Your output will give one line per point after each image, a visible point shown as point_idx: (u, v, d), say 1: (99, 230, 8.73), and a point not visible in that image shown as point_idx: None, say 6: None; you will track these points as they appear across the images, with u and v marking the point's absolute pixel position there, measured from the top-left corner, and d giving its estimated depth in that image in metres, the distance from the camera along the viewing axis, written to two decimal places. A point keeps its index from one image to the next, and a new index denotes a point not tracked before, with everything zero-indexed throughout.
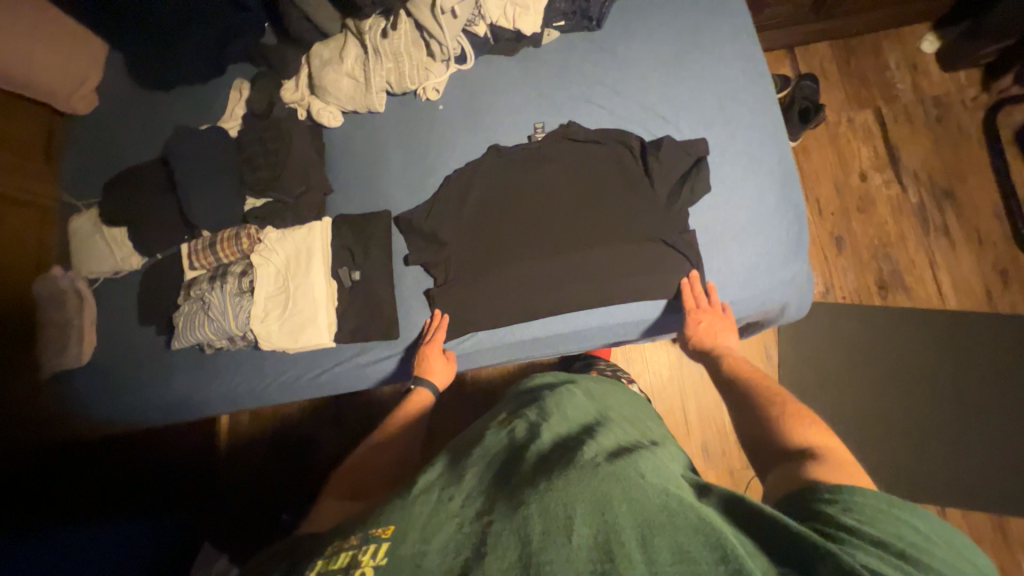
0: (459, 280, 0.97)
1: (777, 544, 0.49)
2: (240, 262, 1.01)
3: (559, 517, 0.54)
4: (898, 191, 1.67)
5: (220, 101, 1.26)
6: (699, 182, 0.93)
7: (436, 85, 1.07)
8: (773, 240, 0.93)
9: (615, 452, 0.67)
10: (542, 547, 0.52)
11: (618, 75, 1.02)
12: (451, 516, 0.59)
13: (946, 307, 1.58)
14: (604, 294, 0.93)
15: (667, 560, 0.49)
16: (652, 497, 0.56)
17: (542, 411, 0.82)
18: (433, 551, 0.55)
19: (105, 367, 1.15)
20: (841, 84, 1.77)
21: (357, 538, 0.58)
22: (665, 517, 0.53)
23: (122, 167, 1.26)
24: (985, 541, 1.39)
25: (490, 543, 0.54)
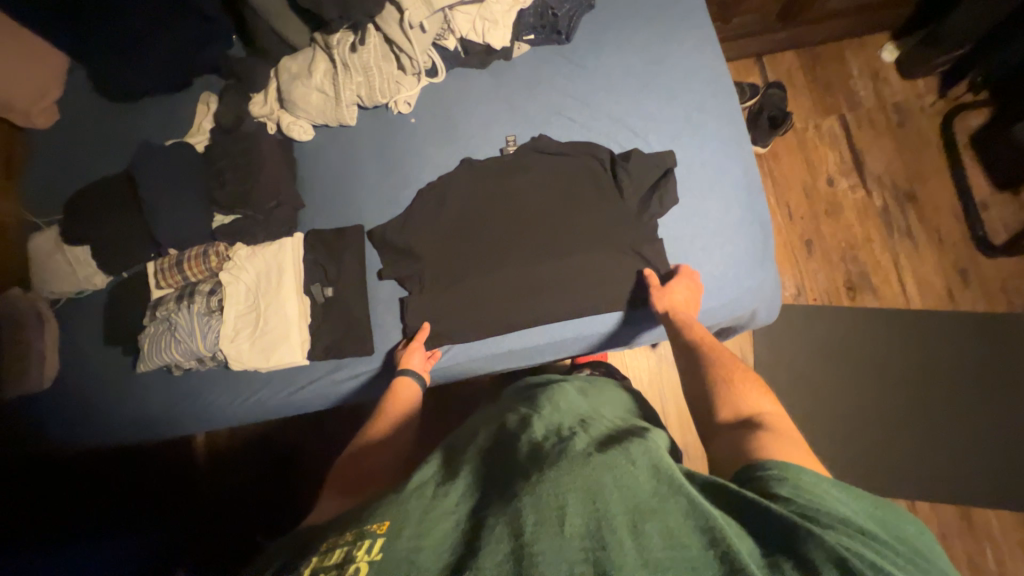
0: (434, 290, 0.97)
1: (766, 532, 0.53)
2: (208, 281, 0.99)
3: (553, 506, 0.55)
4: (863, 195, 1.74)
5: (186, 115, 1.23)
6: (667, 194, 0.98)
7: (407, 98, 1.07)
8: (740, 246, 0.97)
9: (605, 439, 0.68)
10: (537, 535, 0.53)
11: (586, 88, 1.05)
12: (444, 510, 0.60)
13: (911, 307, 1.64)
14: (579, 305, 0.96)
15: (657, 545, 0.52)
16: (644, 485, 0.58)
17: (531, 404, 0.83)
18: (427, 543, 0.56)
19: (68, 390, 1.10)
20: (807, 92, 1.84)
21: (352, 533, 0.58)
22: (656, 504, 0.56)
23: (84, 183, 1.22)
24: (953, 532, 1.44)
25: (486, 536, 0.55)
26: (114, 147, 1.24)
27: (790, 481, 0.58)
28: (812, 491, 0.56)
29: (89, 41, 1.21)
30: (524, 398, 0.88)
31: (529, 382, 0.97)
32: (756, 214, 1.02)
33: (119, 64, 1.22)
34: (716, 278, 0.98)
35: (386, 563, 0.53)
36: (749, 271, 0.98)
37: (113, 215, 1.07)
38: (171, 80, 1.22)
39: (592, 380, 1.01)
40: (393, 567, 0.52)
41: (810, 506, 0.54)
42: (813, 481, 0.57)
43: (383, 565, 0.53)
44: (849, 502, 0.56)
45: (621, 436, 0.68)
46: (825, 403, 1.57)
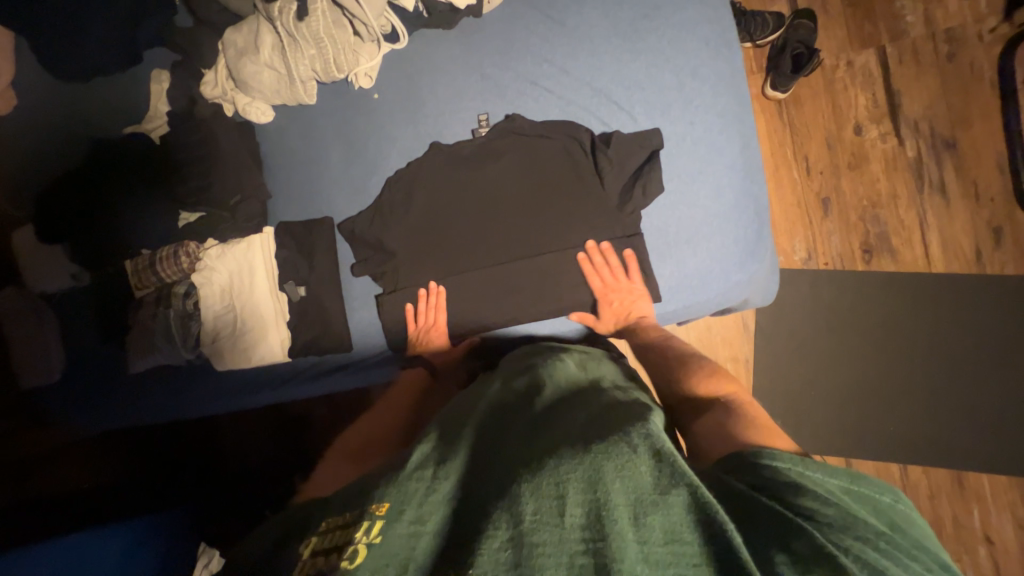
0: (433, 281, 0.98)
1: (769, 529, 0.50)
2: (182, 282, 0.98)
3: (552, 495, 0.50)
4: (894, 145, 1.54)
5: (129, 91, 1.11)
6: (651, 181, 0.96)
7: (368, 71, 0.98)
8: (727, 239, 0.99)
9: (608, 420, 0.62)
10: (536, 525, 0.48)
11: (569, 49, 1.00)
12: (441, 492, 0.54)
13: (931, 269, 1.53)
14: (558, 304, 0.99)
15: (658, 538, 0.48)
16: (646, 474, 0.52)
17: (530, 380, 0.78)
18: (429, 531, 0.51)
19: (74, 387, 1.09)
20: (842, 19, 1.57)
21: (346, 514, 0.53)
22: (659, 497, 0.50)
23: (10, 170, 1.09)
24: (942, 493, 1.46)
25: (483, 523, 0.50)
26: (46, 121, 1.11)
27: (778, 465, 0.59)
28: (809, 477, 0.58)
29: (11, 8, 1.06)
30: (523, 371, 0.82)
31: (534, 347, 0.91)
32: (752, 198, 1.01)
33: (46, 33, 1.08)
34: (702, 270, 1.00)
35: (384, 549, 0.49)
36: (738, 266, 1.00)
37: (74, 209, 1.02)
38: (116, 53, 1.11)
39: (595, 352, 0.94)
40: (394, 557, 0.49)
41: (795, 493, 0.55)
42: (808, 464, 0.59)
43: (383, 551, 0.49)
44: (840, 483, 0.59)
45: (624, 418, 0.61)
46: (824, 370, 1.54)
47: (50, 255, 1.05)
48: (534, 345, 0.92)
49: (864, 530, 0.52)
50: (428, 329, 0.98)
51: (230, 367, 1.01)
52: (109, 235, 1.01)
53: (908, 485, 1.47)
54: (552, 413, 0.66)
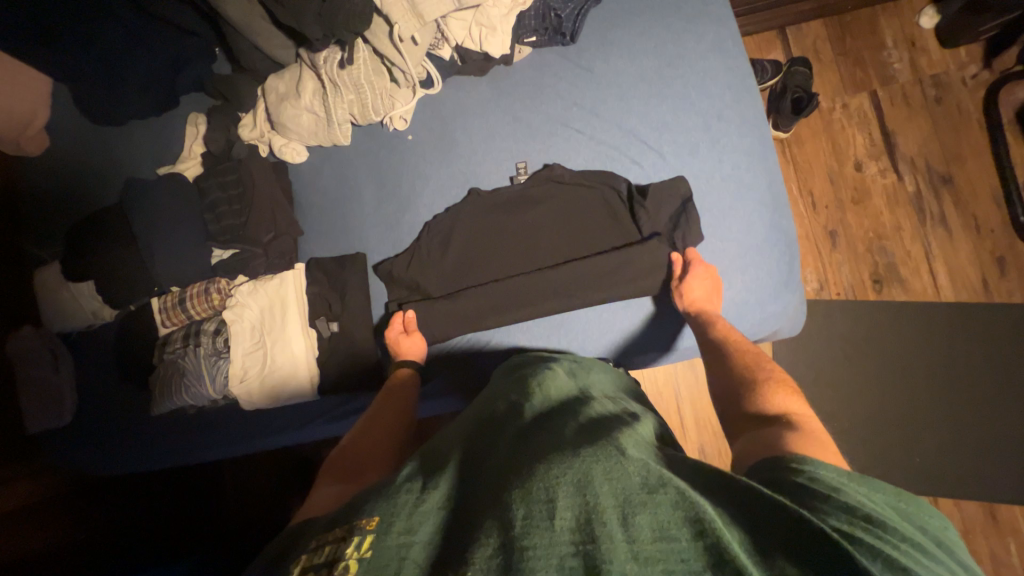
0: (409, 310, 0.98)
1: (772, 532, 0.45)
2: (212, 318, 0.99)
3: (541, 499, 0.47)
4: (893, 180, 1.61)
5: (163, 134, 1.14)
6: (690, 230, 0.99)
7: (402, 114, 1.04)
8: (759, 271, 1.02)
9: (596, 425, 0.58)
10: (525, 530, 0.44)
11: (595, 96, 1.07)
12: (434, 506, 0.51)
13: (941, 298, 1.56)
14: (597, 340, 1.02)
15: (647, 537, 0.43)
16: (633, 474, 0.48)
17: (519, 389, 0.73)
18: (420, 542, 0.47)
19: (87, 425, 1.05)
20: (834, 66, 1.68)
21: (342, 528, 0.50)
22: (647, 495, 0.46)
23: (45, 209, 1.10)
24: (976, 529, 1.41)
25: (473, 534, 0.46)
26: (82, 161, 1.13)
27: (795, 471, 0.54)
28: (829, 481, 0.52)
29: (46, 56, 1.07)
30: (513, 382, 0.78)
31: (518, 361, 0.88)
32: (780, 232, 1.04)
33: (76, 74, 1.08)
34: (738, 302, 1.03)
35: (375, 562, 0.45)
36: (773, 297, 1.03)
37: (97, 247, 0.99)
38: (150, 95, 1.11)
39: (589, 360, 0.89)
40: (384, 570, 0.44)
41: (821, 497, 0.50)
42: (835, 472, 0.53)
43: (373, 564, 0.45)
44: (869, 492, 0.52)
45: (612, 424, 0.59)
46: (846, 401, 1.51)
47: (71, 293, 1.03)
48: (520, 359, 0.89)
49: (888, 532, 0.47)
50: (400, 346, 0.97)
51: (258, 406, 0.99)
52: (129, 273, 0.99)
53: None
54: (542, 418, 0.62)
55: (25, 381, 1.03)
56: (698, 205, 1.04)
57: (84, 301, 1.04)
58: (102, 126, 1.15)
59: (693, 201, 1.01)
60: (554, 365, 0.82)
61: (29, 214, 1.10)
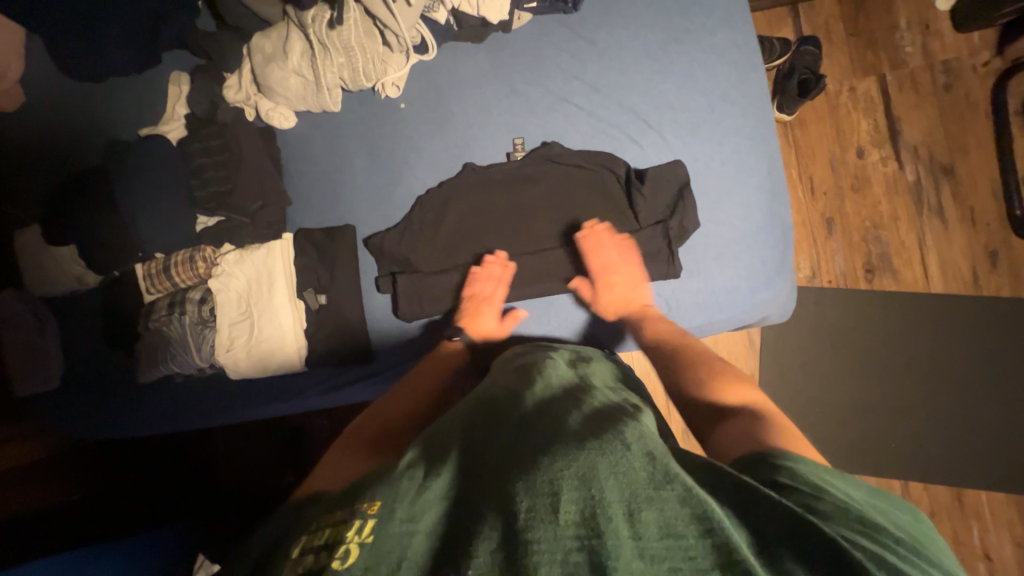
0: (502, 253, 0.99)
1: (772, 530, 0.46)
2: (198, 287, 0.98)
3: (545, 492, 0.47)
4: (894, 169, 1.60)
5: (144, 93, 1.09)
6: (686, 214, 0.98)
7: (395, 81, 1.00)
8: (752, 259, 1.02)
9: (599, 418, 0.58)
10: (529, 523, 0.44)
11: (595, 69, 1.03)
12: (436, 495, 0.51)
13: (930, 290, 1.57)
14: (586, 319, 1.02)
15: (653, 535, 0.44)
16: (639, 469, 0.49)
17: (522, 380, 0.73)
18: (424, 531, 0.47)
19: (76, 389, 1.05)
20: (846, 47, 1.63)
21: (342, 512, 0.50)
22: (653, 491, 0.47)
23: (21, 167, 1.06)
24: (941, 511, 1.47)
25: (476, 523, 0.47)
26: (58, 118, 1.08)
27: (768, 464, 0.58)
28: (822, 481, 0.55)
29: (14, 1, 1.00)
30: (515, 370, 0.77)
31: (519, 350, 0.89)
32: (774, 218, 1.03)
33: (49, 24, 1.02)
34: (730, 290, 1.03)
35: (378, 549, 0.45)
36: (764, 285, 1.03)
37: (78, 210, 0.96)
38: (131, 51, 1.06)
39: (586, 351, 0.89)
40: (386, 558, 0.44)
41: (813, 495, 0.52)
42: (824, 472, 0.57)
43: (375, 551, 0.45)
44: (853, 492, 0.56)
45: (617, 417, 0.59)
46: (831, 388, 1.54)
47: (52, 257, 1.01)
48: (520, 349, 0.89)
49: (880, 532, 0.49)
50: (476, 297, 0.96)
51: (245, 376, 0.99)
52: (110, 238, 0.96)
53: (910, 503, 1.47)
54: (546, 409, 0.62)
55: (9, 344, 1.02)
56: (695, 188, 1.02)
57: (67, 265, 1.02)
58: (77, 80, 1.09)
59: (690, 186, 1.00)
60: (556, 356, 0.82)
61: (5, 173, 1.06)
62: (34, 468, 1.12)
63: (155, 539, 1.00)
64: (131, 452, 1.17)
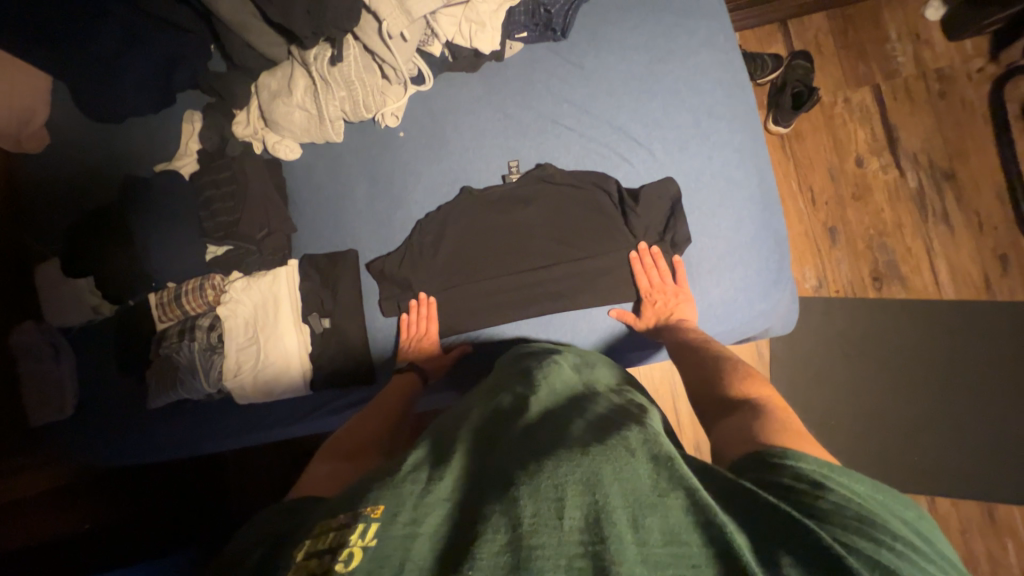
0: (423, 292, 1.01)
1: (781, 535, 0.45)
2: (207, 314, 1.00)
3: (549, 498, 0.46)
4: (895, 176, 1.59)
5: (159, 132, 1.15)
6: (679, 230, 1.00)
7: (394, 111, 1.05)
8: (748, 269, 1.02)
9: (603, 423, 0.57)
10: (533, 529, 0.44)
11: (587, 92, 1.07)
12: (439, 498, 0.49)
13: (942, 297, 1.53)
14: (586, 337, 1.02)
15: (656, 541, 0.44)
16: (644, 476, 0.48)
17: (526, 381, 0.71)
18: (427, 534, 0.47)
19: (88, 417, 1.07)
20: (837, 60, 1.65)
21: (343, 514, 0.48)
22: (658, 498, 0.47)
23: (44, 206, 1.12)
24: (973, 528, 1.39)
25: (479, 526, 0.46)
26: (80, 157, 1.14)
27: (813, 469, 0.53)
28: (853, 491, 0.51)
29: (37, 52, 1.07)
30: (516, 370, 0.76)
31: (523, 351, 0.87)
32: (770, 231, 1.04)
33: (72, 72, 1.09)
34: (728, 301, 1.02)
35: (380, 553, 0.44)
36: (761, 295, 1.02)
37: (94, 243, 1.00)
38: (147, 94, 1.13)
39: (589, 355, 0.87)
40: (388, 560, 0.44)
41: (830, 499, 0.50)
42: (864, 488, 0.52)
43: (377, 554, 0.44)
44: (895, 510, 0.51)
45: (622, 421, 0.57)
46: (845, 400, 1.50)
47: (71, 288, 1.05)
48: (526, 348, 0.87)
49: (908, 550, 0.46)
50: (420, 339, 1.00)
51: (252, 401, 1.00)
52: (125, 269, 1.00)
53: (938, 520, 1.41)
54: (551, 413, 0.61)
55: (26, 374, 1.05)
56: (689, 203, 1.03)
57: (84, 296, 1.05)
58: (98, 122, 1.15)
59: (682, 201, 1.02)
60: (560, 358, 0.81)
61: (30, 211, 1.12)
62: (42, 501, 1.12)
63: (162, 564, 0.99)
64: (141, 479, 1.18)
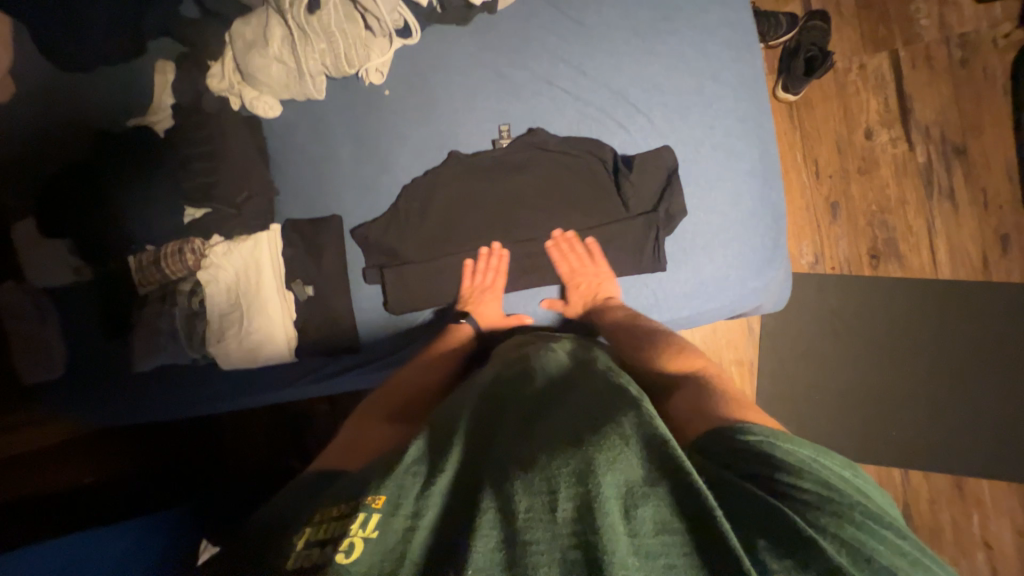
0: (497, 242, 0.99)
1: (767, 527, 0.47)
2: (188, 279, 0.97)
3: (543, 491, 0.48)
4: (904, 150, 1.53)
5: (125, 82, 1.07)
6: (673, 202, 0.97)
7: (379, 66, 0.97)
8: (745, 247, 1.00)
9: (595, 412, 0.58)
10: (528, 522, 0.46)
11: (585, 50, 1.00)
12: (436, 492, 0.51)
13: (938, 276, 1.52)
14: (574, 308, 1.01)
15: (648, 531, 0.45)
16: (636, 467, 0.50)
17: (522, 371, 0.72)
18: (425, 526, 0.48)
19: (77, 378, 1.07)
20: (856, 21, 1.55)
21: (346, 505, 0.51)
22: (649, 489, 0.48)
23: (11, 161, 1.06)
24: (941, 498, 1.45)
25: (476, 519, 0.47)
26: (45, 108, 1.07)
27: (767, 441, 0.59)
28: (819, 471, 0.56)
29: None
30: (513, 360, 0.77)
31: (517, 342, 0.89)
32: (766, 205, 1.01)
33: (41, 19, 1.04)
34: (722, 279, 1.01)
35: (382, 544, 0.47)
36: (755, 274, 1.02)
37: (72, 203, 0.97)
38: (117, 43, 1.06)
39: (589, 341, 0.88)
40: (390, 553, 0.46)
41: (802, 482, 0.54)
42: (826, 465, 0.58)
43: (379, 545, 0.46)
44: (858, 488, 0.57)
45: (614, 407, 0.58)
46: (831, 376, 1.52)
47: (50, 249, 1.03)
48: (523, 339, 0.90)
49: (876, 527, 0.50)
50: (482, 292, 0.97)
51: (237, 366, 1.01)
52: (106, 231, 0.98)
53: (909, 490, 1.46)
54: (545, 404, 0.62)
55: (16, 333, 1.05)
56: (686, 174, 0.99)
57: (62, 257, 1.03)
58: (61, 71, 1.08)
59: (679, 173, 0.98)
60: (555, 346, 0.82)
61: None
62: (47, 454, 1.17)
63: (162, 519, 1.01)
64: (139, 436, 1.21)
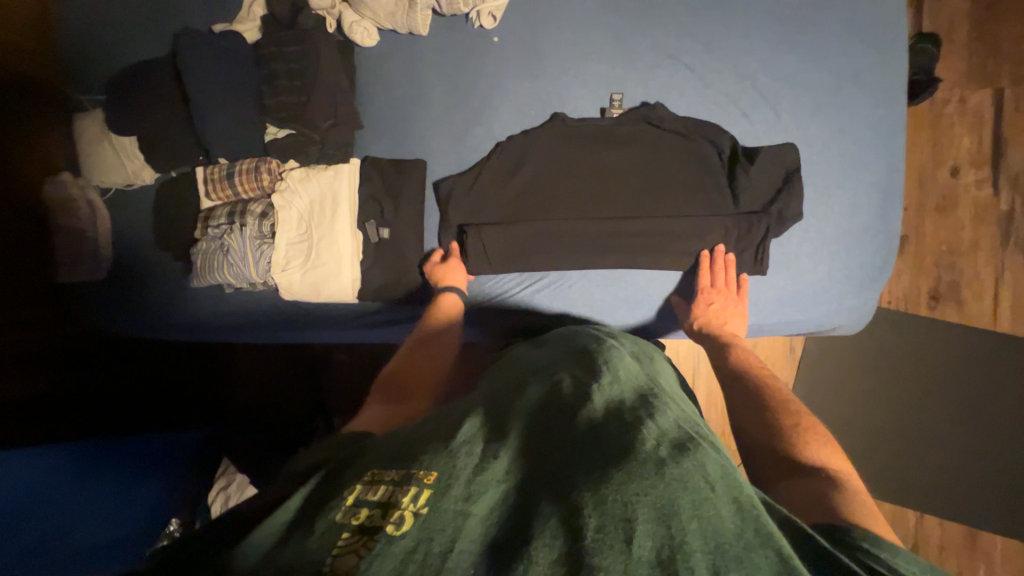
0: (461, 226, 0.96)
1: None
2: (259, 200, 0.95)
3: (617, 514, 0.41)
4: (989, 194, 1.46)
5: None
6: (789, 205, 0.92)
7: (493, 10, 0.91)
8: (848, 262, 0.96)
9: (676, 438, 0.49)
10: (596, 546, 0.39)
11: (707, 28, 0.93)
12: (493, 479, 0.46)
13: (996, 329, 1.47)
14: (645, 294, 0.99)
15: None
16: (727, 521, 0.42)
17: (583, 364, 0.64)
18: (477, 515, 0.43)
19: (122, 285, 1.04)
20: (965, 52, 1.46)
21: (395, 474, 0.47)
22: (744, 552, 0.40)
23: (88, 50, 1.02)
24: (951, 548, 1.43)
25: (536, 526, 0.41)
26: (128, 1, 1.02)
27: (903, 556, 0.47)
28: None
29: None
30: (574, 353, 0.71)
31: (580, 328, 0.83)
32: (874, 221, 0.96)
33: None
34: (806, 293, 0.98)
35: (431, 522, 0.41)
36: (853, 291, 0.98)
37: (153, 104, 0.94)
38: None
39: (647, 345, 0.82)
40: (439, 535, 0.40)
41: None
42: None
43: (428, 525, 0.41)
44: None
45: (696, 440, 0.50)
46: (863, 411, 1.49)
47: (112, 147, 0.98)
48: (576, 329, 0.83)
49: None
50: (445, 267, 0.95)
51: (297, 299, 0.96)
52: (176, 137, 0.95)
53: (919, 535, 1.44)
54: (613, 411, 0.54)
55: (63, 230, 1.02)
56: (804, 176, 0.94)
57: (124, 156, 0.98)
58: None
59: (800, 173, 0.92)
60: (616, 344, 0.77)
61: (71, 54, 1.02)
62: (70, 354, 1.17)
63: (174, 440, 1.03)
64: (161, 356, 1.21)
